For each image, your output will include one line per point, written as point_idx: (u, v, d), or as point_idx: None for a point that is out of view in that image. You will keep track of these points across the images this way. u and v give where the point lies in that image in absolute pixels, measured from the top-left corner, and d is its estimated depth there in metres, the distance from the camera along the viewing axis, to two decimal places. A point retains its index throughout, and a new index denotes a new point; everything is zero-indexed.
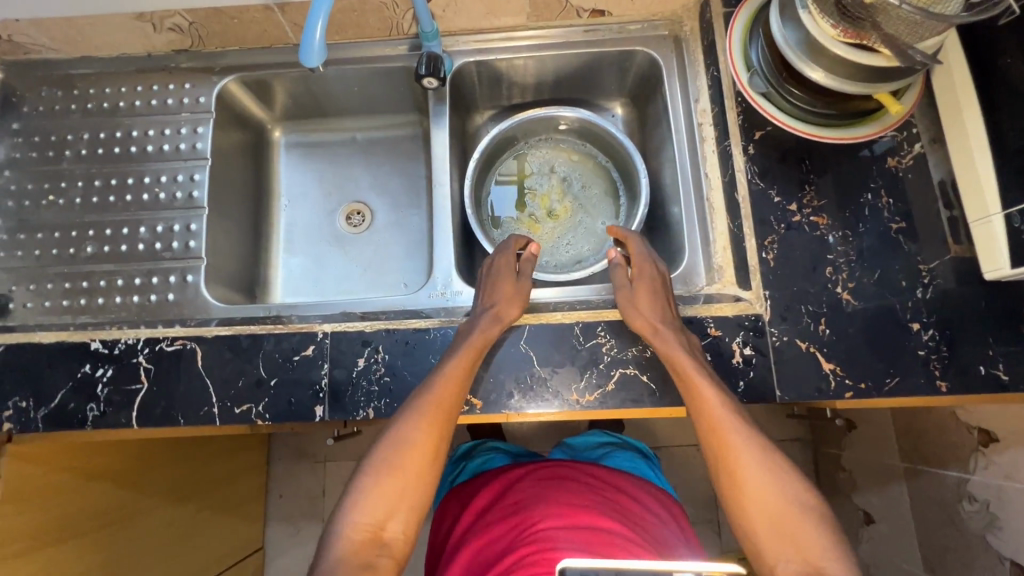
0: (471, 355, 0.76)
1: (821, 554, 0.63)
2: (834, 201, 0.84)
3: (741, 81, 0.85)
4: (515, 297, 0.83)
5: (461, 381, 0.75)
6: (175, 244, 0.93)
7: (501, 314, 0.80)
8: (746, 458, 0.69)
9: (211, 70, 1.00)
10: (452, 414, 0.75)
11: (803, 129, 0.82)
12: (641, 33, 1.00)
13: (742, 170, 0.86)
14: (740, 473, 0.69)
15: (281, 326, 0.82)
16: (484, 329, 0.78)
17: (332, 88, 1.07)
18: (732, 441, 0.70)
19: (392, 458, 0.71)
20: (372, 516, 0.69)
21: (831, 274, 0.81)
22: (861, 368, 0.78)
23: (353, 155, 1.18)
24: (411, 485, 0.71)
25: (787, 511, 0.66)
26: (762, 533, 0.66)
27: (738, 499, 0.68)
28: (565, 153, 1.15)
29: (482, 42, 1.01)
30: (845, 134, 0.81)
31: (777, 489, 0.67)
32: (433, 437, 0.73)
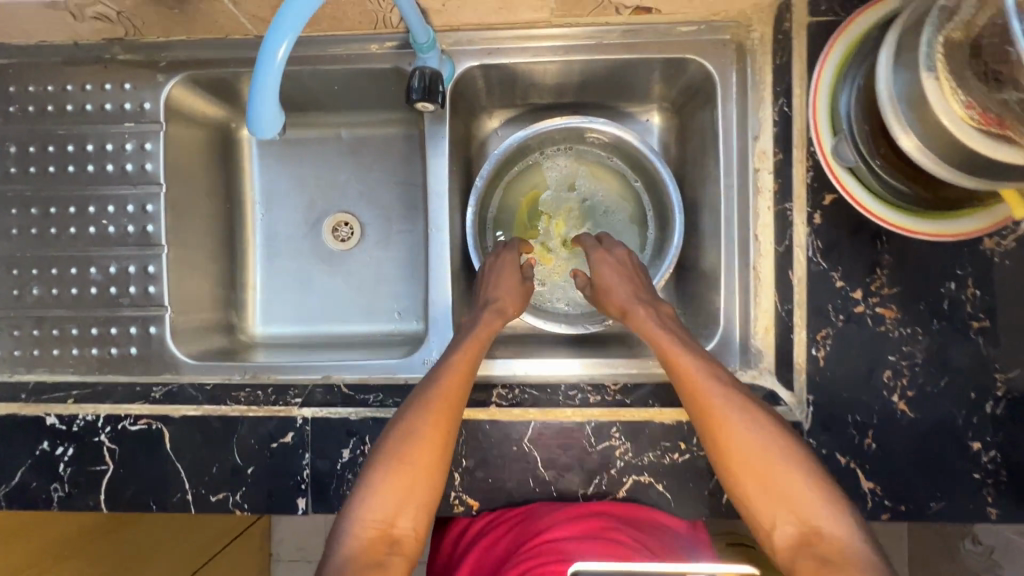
0: (473, 347, 0.74)
1: (825, 516, 0.58)
2: (909, 291, 0.70)
3: (824, 149, 0.69)
4: (518, 293, 0.83)
5: (466, 368, 0.71)
6: (132, 289, 0.81)
7: (502, 308, 0.81)
8: (743, 425, 0.62)
9: (154, 65, 0.80)
10: (455, 403, 0.68)
11: (894, 221, 0.68)
12: (696, 37, 0.78)
13: (803, 244, 0.71)
14: (731, 443, 0.62)
15: (256, 408, 0.74)
16: (486, 322, 0.77)
17: (306, 84, 0.87)
18: (726, 412, 0.63)
19: (393, 446, 0.65)
20: (381, 512, 0.62)
21: (888, 379, 0.70)
22: (904, 488, 0.70)
23: (336, 156, 1.00)
24: (423, 480, 0.64)
25: (791, 480, 0.59)
26: (759, 498, 0.60)
27: (734, 468, 0.62)
28: (588, 168, 0.97)
29: (492, 40, 0.79)
30: (943, 227, 0.67)
31: (785, 462, 0.60)
32: (439, 427, 0.66)
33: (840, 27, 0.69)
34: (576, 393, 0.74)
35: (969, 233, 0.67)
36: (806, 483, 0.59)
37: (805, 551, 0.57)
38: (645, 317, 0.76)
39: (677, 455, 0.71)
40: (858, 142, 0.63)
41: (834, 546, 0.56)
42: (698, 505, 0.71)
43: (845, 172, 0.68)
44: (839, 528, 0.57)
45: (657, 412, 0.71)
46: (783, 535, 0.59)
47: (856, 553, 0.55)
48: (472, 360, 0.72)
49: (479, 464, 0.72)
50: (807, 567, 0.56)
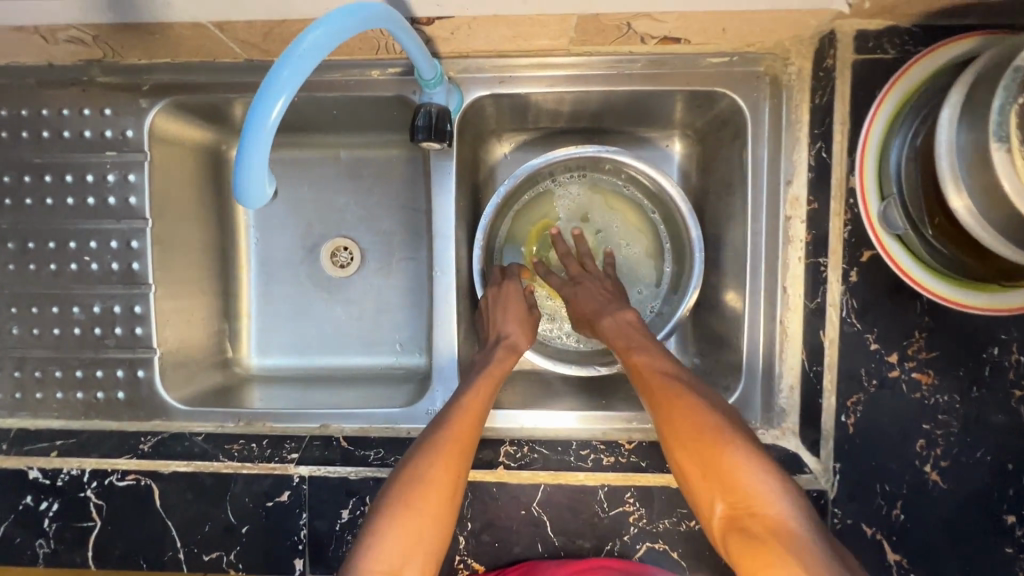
0: (488, 385, 0.69)
1: (759, 491, 0.52)
2: (949, 356, 0.65)
3: (870, 212, 0.64)
4: (526, 324, 0.78)
5: (477, 404, 0.67)
6: (117, 329, 0.77)
7: (514, 345, 0.75)
8: (691, 406, 0.59)
9: (136, 90, 0.74)
10: (469, 444, 0.64)
11: (941, 292, 0.64)
12: (725, 69, 0.71)
13: (838, 303, 0.66)
14: (677, 426, 0.58)
15: (249, 465, 0.70)
16: (500, 360, 0.72)
17: (302, 107, 0.81)
18: (675, 399, 0.60)
19: (401, 484, 0.59)
20: (387, 558, 0.55)
21: (922, 448, 0.66)
22: (933, 562, 0.66)
23: (335, 178, 0.94)
24: (433, 524, 0.58)
25: (726, 456, 0.54)
26: (696, 479, 0.55)
27: (679, 451, 0.57)
28: (604, 195, 0.91)
29: (503, 67, 0.73)
30: (993, 301, 0.63)
31: (725, 440, 0.55)
32: (452, 465, 0.61)
33: (899, 71, 0.63)
34: (588, 453, 0.70)
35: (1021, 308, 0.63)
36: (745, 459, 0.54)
37: (738, 530, 0.51)
38: (611, 325, 0.74)
39: (694, 522, 0.67)
40: (910, 210, 0.59)
41: (768, 529, 0.49)
42: (714, 574, 0.67)
43: (893, 241, 0.63)
44: (777, 506, 0.51)
45: (674, 478, 0.68)
46: (721, 516, 0.53)
47: (789, 530, 0.49)
48: (486, 395, 0.68)
49: (485, 527, 0.68)
50: (739, 547, 0.50)
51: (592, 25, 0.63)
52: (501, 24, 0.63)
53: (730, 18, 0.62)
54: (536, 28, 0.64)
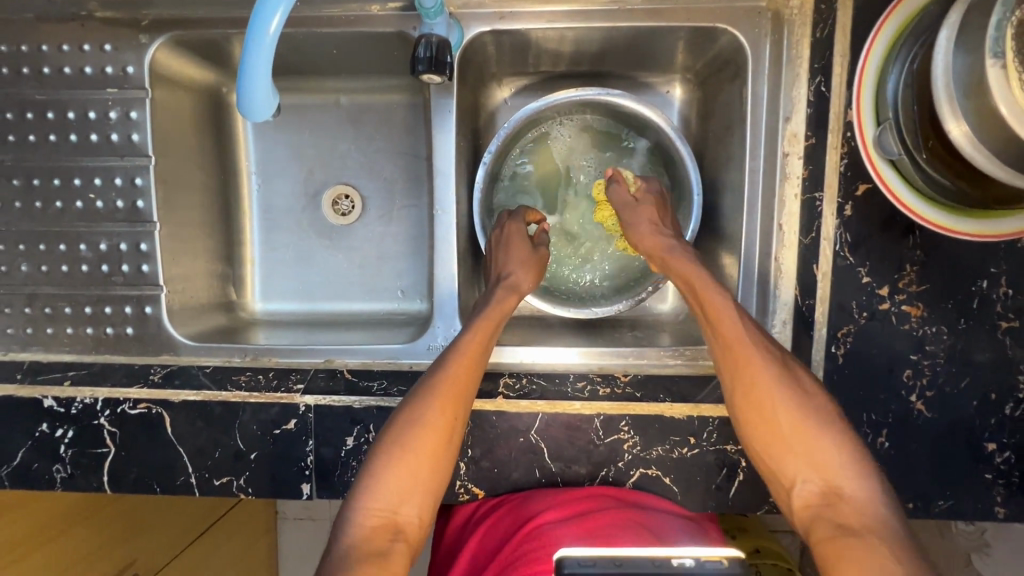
0: (484, 329, 0.70)
1: (845, 477, 0.55)
2: (938, 289, 0.66)
3: (866, 137, 0.65)
4: (531, 266, 0.78)
5: (476, 353, 0.68)
6: (125, 267, 0.78)
7: (514, 284, 0.76)
8: (776, 385, 0.60)
9: (136, 24, 0.74)
10: (466, 391, 0.65)
11: (936, 221, 0.65)
12: (727, 4, 0.71)
13: (831, 237, 0.68)
14: (765, 406, 0.60)
15: (257, 394, 0.72)
16: (499, 301, 0.73)
17: (301, 47, 0.81)
18: (760, 374, 0.60)
19: (398, 430, 0.62)
20: (385, 499, 0.58)
21: (908, 379, 0.68)
22: (915, 488, 0.69)
23: (336, 123, 0.94)
24: (429, 468, 0.61)
25: (816, 442, 0.57)
26: (776, 456, 0.58)
27: (762, 430, 0.60)
28: (604, 138, 0.90)
29: (504, 2, 0.73)
30: (987, 228, 0.64)
31: (811, 427, 0.58)
32: (447, 412, 0.63)
33: None
34: (585, 385, 0.72)
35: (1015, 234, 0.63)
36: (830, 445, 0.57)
37: (821, 511, 0.55)
38: (680, 263, 0.70)
39: (686, 449, 0.70)
40: (905, 136, 0.60)
41: (851, 509, 0.53)
42: (704, 499, 0.70)
43: (887, 167, 0.64)
44: (861, 491, 0.54)
45: (667, 407, 0.70)
46: (802, 494, 0.56)
47: (873, 513, 0.52)
48: (483, 344, 0.69)
49: (485, 454, 0.71)
50: (818, 526, 0.54)
51: None
52: None
53: None
54: None
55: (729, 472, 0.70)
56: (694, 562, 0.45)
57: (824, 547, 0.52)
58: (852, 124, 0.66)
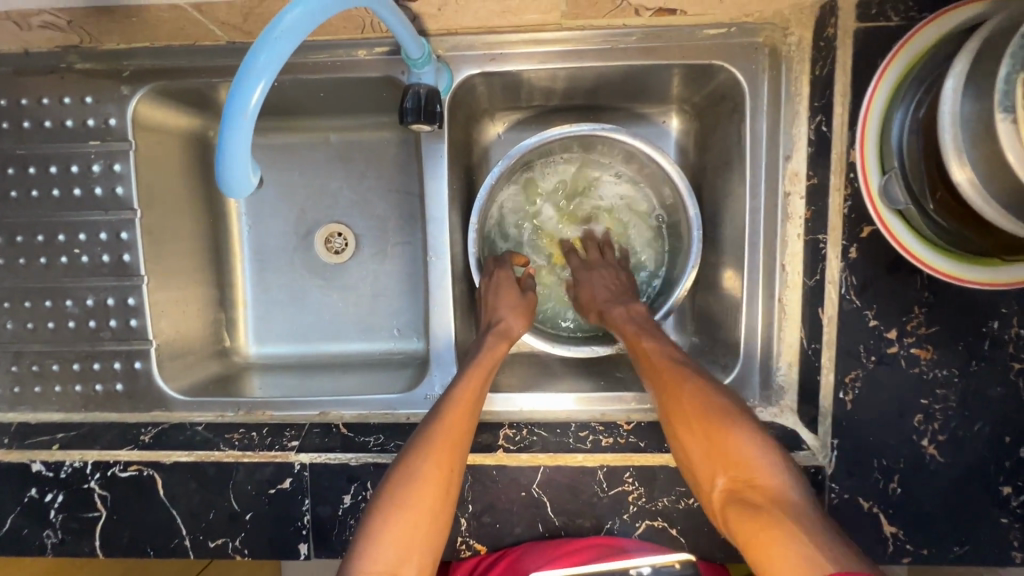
0: (477, 376, 0.69)
1: (756, 467, 0.54)
2: (949, 331, 0.64)
3: (870, 185, 0.62)
4: (521, 311, 0.77)
5: (470, 402, 0.67)
6: (112, 322, 0.76)
7: (506, 329, 0.75)
8: (691, 390, 0.60)
9: (116, 76, 0.72)
10: (460, 441, 0.64)
11: (942, 268, 0.62)
12: (723, 41, 0.69)
13: (837, 280, 0.65)
14: (681, 409, 0.60)
15: (250, 453, 0.70)
16: (490, 348, 0.72)
17: (289, 91, 0.79)
18: (681, 384, 0.62)
19: (394, 485, 0.60)
20: (384, 559, 0.56)
21: (919, 423, 0.66)
22: (928, 534, 0.67)
23: (327, 163, 0.92)
24: (428, 523, 0.59)
25: (729, 437, 0.56)
26: (696, 456, 0.58)
27: (682, 433, 0.60)
28: (607, 180, 0.89)
29: (494, 44, 0.71)
30: (990, 275, 0.61)
31: (722, 421, 0.57)
32: (443, 464, 0.61)
33: (904, 38, 0.60)
34: (587, 434, 0.70)
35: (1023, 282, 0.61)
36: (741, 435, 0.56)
37: (736, 502, 0.53)
38: (621, 313, 0.74)
39: (692, 499, 0.68)
40: (911, 183, 0.57)
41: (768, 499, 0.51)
42: (712, 549, 0.69)
43: (893, 215, 0.62)
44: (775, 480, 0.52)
45: (672, 457, 0.68)
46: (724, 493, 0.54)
47: (788, 500, 0.50)
48: (477, 392, 0.68)
49: (486, 510, 0.69)
50: (737, 520, 0.52)
51: None
52: None
53: None
54: None
55: None
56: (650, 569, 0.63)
57: (747, 539, 0.49)
58: (854, 171, 0.62)
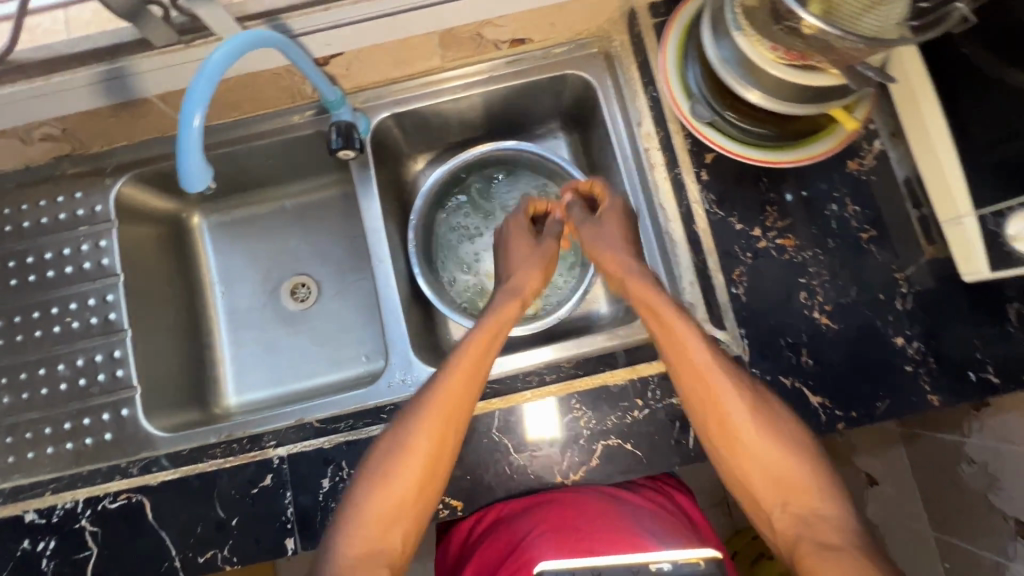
0: (481, 348, 0.74)
1: (820, 501, 0.65)
2: (798, 219, 0.79)
3: (684, 112, 0.80)
4: (533, 267, 0.86)
5: (469, 375, 0.71)
6: (101, 377, 0.85)
7: (517, 289, 0.84)
8: (740, 414, 0.68)
9: (102, 172, 0.89)
10: (457, 425, 0.69)
11: (759, 158, 0.77)
12: (569, 55, 0.91)
13: (698, 200, 0.80)
14: (739, 433, 0.68)
15: (232, 458, 0.76)
16: (503, 309, 0.80)
17: (245, 163, 0.97)
18: (725, 403, 0.68)
19: (382, 466, 0.67)
20: (368, 523, 0.65)
21: (805, 299, 0.77)
22: (851, 397, 0.74)
23: (285, 225, 1.08)
24: (415, 493, 0.67)
25: (789, 465, 0.66)
26: (757, 484, 0.67)
27: (728, 451, 0.69)
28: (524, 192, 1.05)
29: (398, 90, 0.91)
30: (802, 154, 0.77)
31: (789, 455, 0.67)
32: (434, 439, 0.68)
33: (677, 10, 0.82)
34: (534, 377, 0.79)
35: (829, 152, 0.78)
36: (803, 470, 0.66)
37: (797, 529, 0.64)
38: (634, 286, 0.76)
39: (637, 412, 0.76)
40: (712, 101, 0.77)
41: (827, 525, 0.63)
42: (669, 456, 0.74)
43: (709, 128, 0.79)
44: (832, 508, 0.64)
45: (609, 376, 0.77)
46: (779, 514, 0.66)
47: (846, 526, 0.62)
48: (479, 369, 0.73)
49: (456, 464, 0.75)
50: (799, 544, 0.63)
51: (452, 39, 0.83)
52: (383, 51, 0.82)
53: (550, 12, 0.82)
54: (411, 50, 0.84)
55: (683, 424, 0.75)
56: (670, 566, 0.62)
57: (807, 562, 0.60)
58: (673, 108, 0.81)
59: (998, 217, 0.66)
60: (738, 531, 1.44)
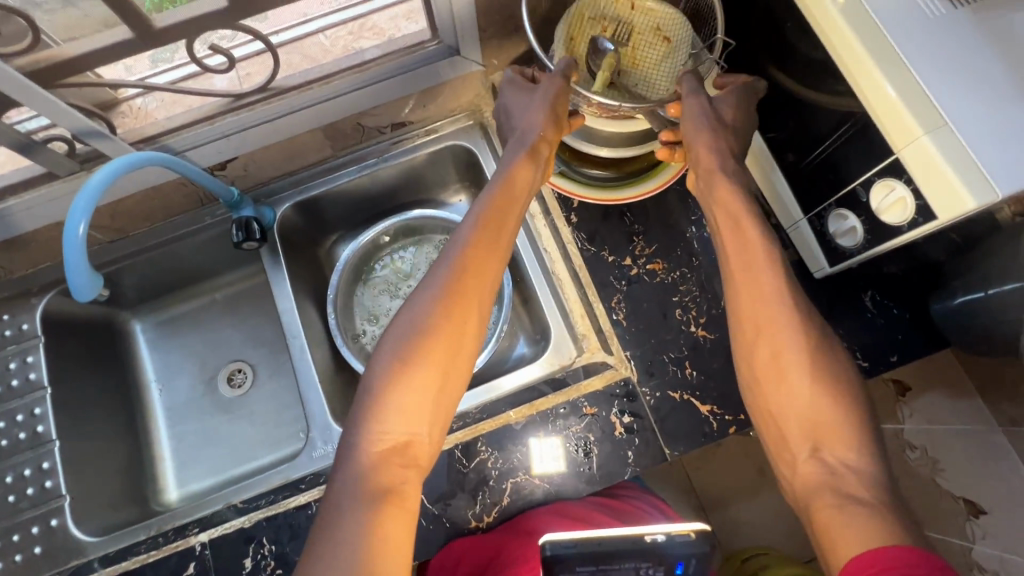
0: (496, 216, 0.70)
1: (857, 459, 0.57)
2: (663, 245, 0.86)
3: None
4: (553, 121, 0.75)
5: (489, 249, 0.69)
6: (30, 490, 0.87)
7: (536, 150, 0.75)
8: (794, 336, 0.63)
9: (29, 292, 0.95)
10: (477, 306, 0.66)
11: (603, 197, 0.86)
12: (449, 129, 1.02)
13: (572, 240, 0.88)
14: (781, 359, 0.63)
15: (156, 551, 0.78)
16: (519, 167, 0.73)
17: (168, 264, 1.04)
18: (777, 316, 0.64)
19: (412, 331, 0.63)
20: (393, 421, 0.60)
21: (681, 316, 0.83)
22: (736, 401, 0.79)
23: (217, 315, 1.13)
24: (441, 380, 0.62)
25: (833, 407, 0.59)
26: (795, 421, 0.61)
27: (773, 370, 0.63)
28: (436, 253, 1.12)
29: (298, 181, 1.01)
30: (639, 189, 0.86)
31: (840, 393, 0.60)
32: (455, 313, 0.64)
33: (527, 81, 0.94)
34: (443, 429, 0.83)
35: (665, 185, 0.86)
36: (843, 411, 0.59)
37: (825, 482, 0.57)
38: (715, 178, 0.71)
39: (541, 445, 0.79)
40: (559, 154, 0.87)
41: (856, 483, 0.55)
42: (576, 484, 0.78)
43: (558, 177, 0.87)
44: (865, 465, 0.56)
45: (511, 413, 0.81)
46: (805, 464, 0.59)
47: (875, 486, 0.54)
48: (492, 238, 0.70)
49: None
50: (819, 498, 0.56)
51: (335, 131, 0.94)
52: (275, 150, 0.92)
53: (420, 96, 0.93)
54: (301, 146, 0.94)
55: (586, 450, 0.79)
56: (665, 535, 0.62)
57: (824, 516, 0.55)
58: None
59: (820, 218, 0.75)
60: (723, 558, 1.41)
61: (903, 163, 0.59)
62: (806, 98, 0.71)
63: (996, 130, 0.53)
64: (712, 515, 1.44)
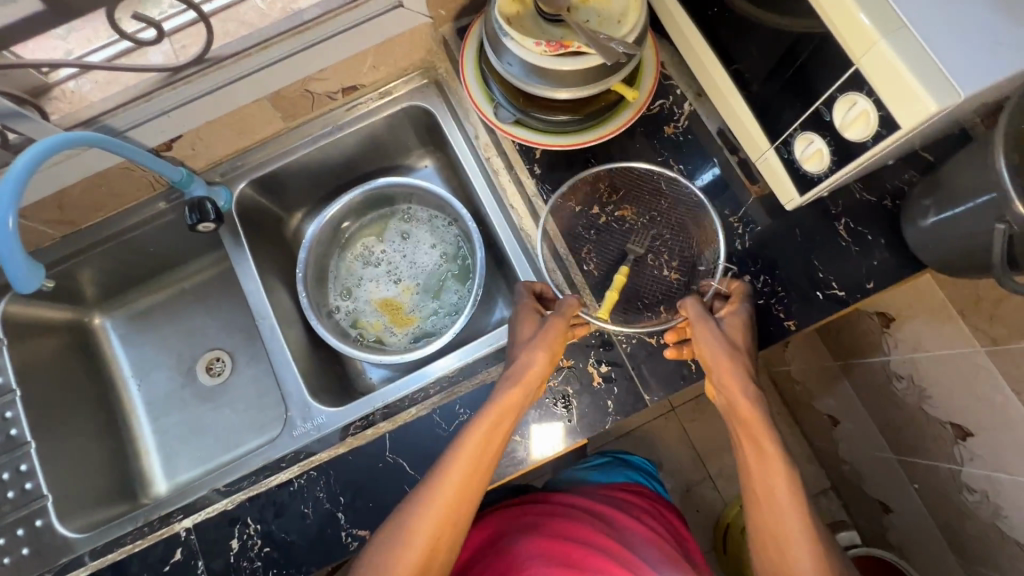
0: (479, 468, 0.66)
1: None
2: (630, 191, 0.85)
3: (489, 116, 0.83)
4: (542, 355, 0.71)
5: (475, 470, 0.66)
6: (10, 493, 0.87)
7: (518, 373, 0.71)
8: (795, 517, 0.62)
9: None
10: (458, 524, 0.64)
11: (563, 143, 0.82)
12: (403, 90, 0.98)
13: (538, 192, 0.86)
14: (776, 523, 0.63)
15: (143, 540, 0.78)
16: (500, 390, 0.70)
17: (128, 256, 1.01)
18: (785, 510, 0.63)
19: (375, 563, 0.62)
20: None
21: (652, 261, 0.82)
22: None
23: (187, 305, 1.10)
24: None
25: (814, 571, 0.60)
26: None
27: (764, 531, 0.64)
28: (407, 225, 1.08)
29: (254, 158, 0.98)
30: (603, 130, 0.81)
31: (818, 562, 0.60)
32: (435, 546, 0.63)
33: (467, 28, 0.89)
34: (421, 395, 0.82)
35: (630, 122, 0.82)
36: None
37: None
38: (704, 335, 0.71)
39: None
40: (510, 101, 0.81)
41: None
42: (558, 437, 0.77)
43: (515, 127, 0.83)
44: None
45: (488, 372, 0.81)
46: None
47: None
48: (481, 467, 0.66)
49: (360, 495, 0.76)
50: None
51: (283, 101, 0.90)
52: (222, 126, 0.89)
53: (367, 56, 0.89)
54: (249, 119, 0.90)
55: (565, 403, 0.78)
56: None
57: None
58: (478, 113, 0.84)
59: (787, 145, 0.71)
60: (724, 504, 1.42)
61: (861, 75, 0.56)
62: (760, 19, 0.68)
63: (944, 25, 0.52)
64: (711, 462, 1.45)
